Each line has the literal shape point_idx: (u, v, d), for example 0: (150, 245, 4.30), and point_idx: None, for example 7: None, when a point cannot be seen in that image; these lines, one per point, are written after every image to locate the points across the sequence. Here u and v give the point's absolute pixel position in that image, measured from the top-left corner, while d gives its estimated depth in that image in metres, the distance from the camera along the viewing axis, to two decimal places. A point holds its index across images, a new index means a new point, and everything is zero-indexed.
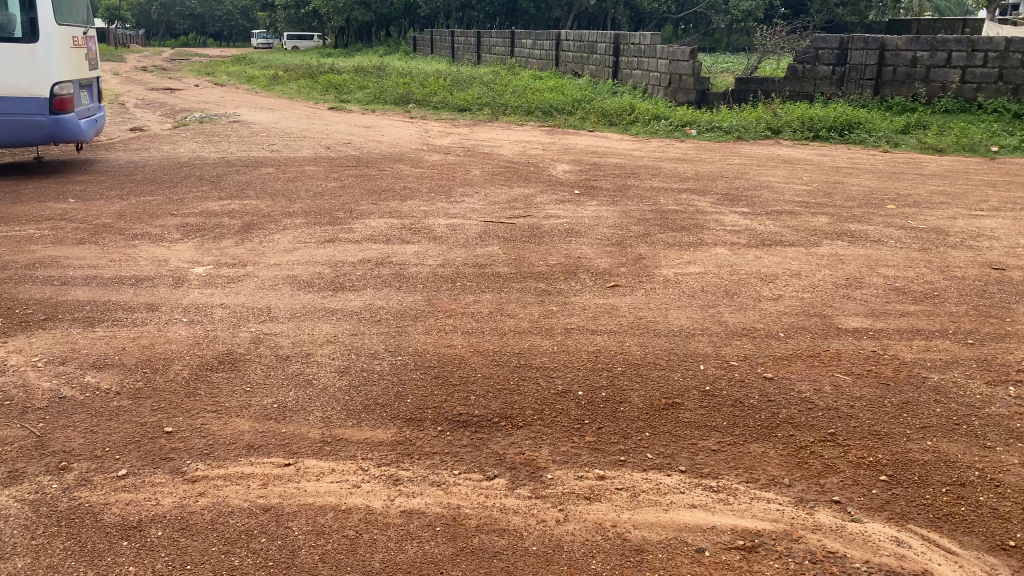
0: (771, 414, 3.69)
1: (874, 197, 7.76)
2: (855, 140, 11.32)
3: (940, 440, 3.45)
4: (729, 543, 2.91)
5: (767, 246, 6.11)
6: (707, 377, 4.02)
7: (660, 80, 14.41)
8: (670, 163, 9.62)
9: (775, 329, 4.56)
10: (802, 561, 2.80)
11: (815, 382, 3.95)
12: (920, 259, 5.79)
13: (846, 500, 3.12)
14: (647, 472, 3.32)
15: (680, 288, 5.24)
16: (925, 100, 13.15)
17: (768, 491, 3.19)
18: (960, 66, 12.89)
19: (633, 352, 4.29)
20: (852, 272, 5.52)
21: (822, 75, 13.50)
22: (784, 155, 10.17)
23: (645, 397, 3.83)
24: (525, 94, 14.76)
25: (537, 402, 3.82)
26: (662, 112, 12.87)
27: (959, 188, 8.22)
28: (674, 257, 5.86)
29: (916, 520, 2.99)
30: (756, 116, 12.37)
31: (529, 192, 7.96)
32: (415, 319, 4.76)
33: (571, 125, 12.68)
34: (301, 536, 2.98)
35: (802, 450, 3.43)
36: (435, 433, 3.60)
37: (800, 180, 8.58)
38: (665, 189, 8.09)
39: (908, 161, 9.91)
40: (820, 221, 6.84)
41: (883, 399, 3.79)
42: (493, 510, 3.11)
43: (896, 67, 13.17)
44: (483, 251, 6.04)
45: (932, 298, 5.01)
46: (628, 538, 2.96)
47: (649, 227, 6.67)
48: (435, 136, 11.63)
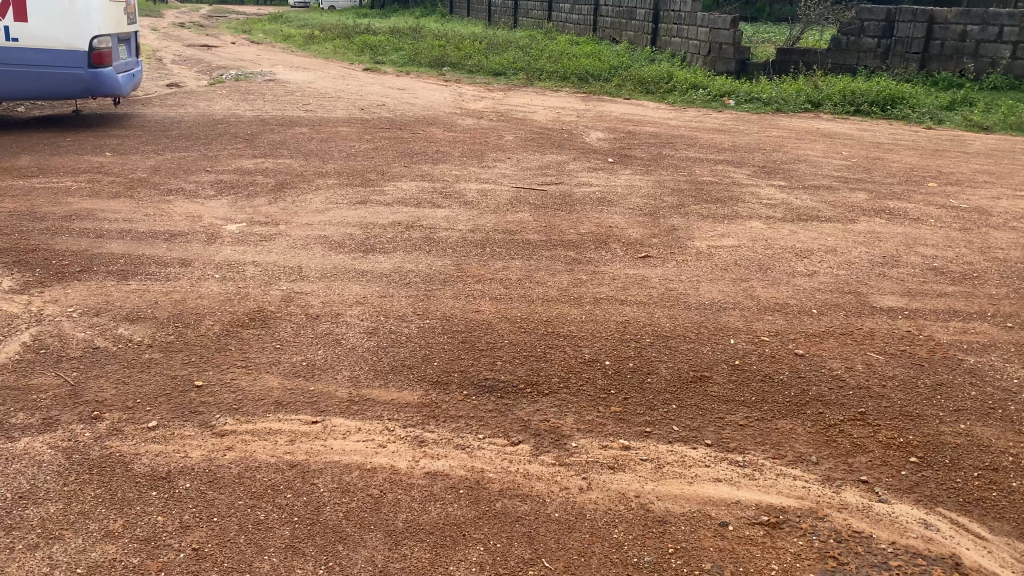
0: (800, 390, 3.64)
1: (915, 174, 7.60)
2: (897, 115, 11.05)
3: (973, 424, 3.38)
4: (753, 519, 2.88)
5: (803, 221, 6.01)
6: (737, 351, 3.97)
7: (700, 48, 14.15)
8: (707, 133, 9.47)
9: (809, 305, 4.49)
10: (827, 540, 2.77)
11: (847, 360, 3.89)
12: (962, 239, 5.66)
13: (874, 480, 3.08)
14: (673, 445, 3.30)
15: (713, 260, 5.18)
16: (973, 76, 12.80)
17: (794, 468, 3.15)
18: (1012, 42, 12.55)
19: (662, 323, 4.25)
20: (890, 250, 5.41)
21: (867, 47, 13.15)
22: (823, 129, 9.97)
23: (674, 369, 3.81)
24: (562, 59, 14.58)
25: (563, 369, 3.81)
26: (701, 80, 12.64)
27: (1003, 167, 8.01)
28: (708, 228, 5.79)
29: (945, 503, 2.95)
30: (797, 87, 12.12)
31: (563, 159, 7.90)
32: (445, 283, 4.76)
33: (607, 92, 12.53)
34: (327, 493, 3.01)
35: (830, 428, 3.38)
36: (461, 397, 3.60)
37: (839, 154, 8.42)
38: (700, 160, 7.99)
39: (953, 138, 9.67)
40: (858, 197, 6.70)
41: (916, 379, 3.73)
42: (517, 476, 3.12)
43: (944, 41, 12.84)
44: (514, 217, 6.01)
45: (971, 279, 4.90)
46: (651, 508, 2.95)
47: (683, 197, 6.59)
48: (469, 99, 11.55)
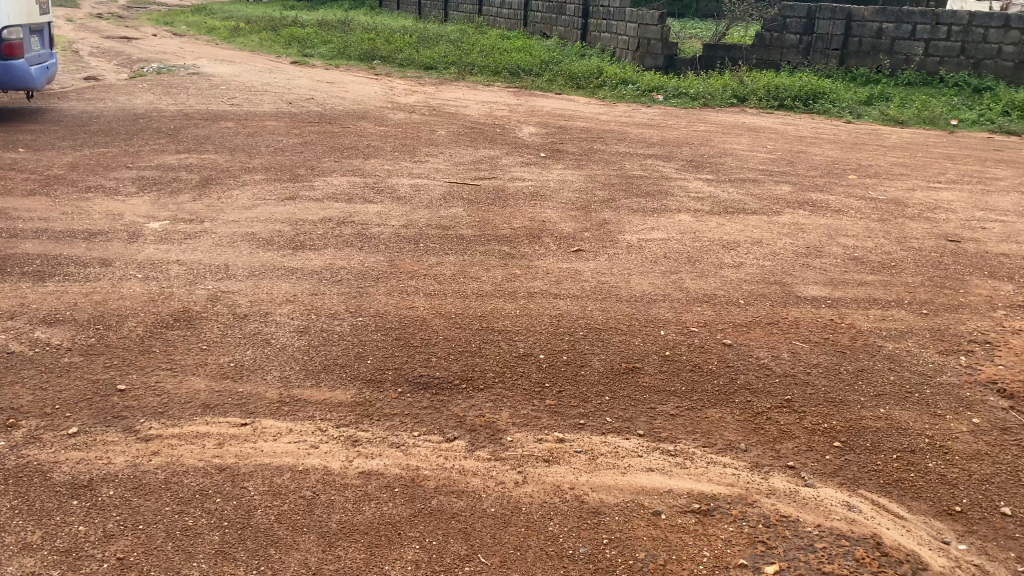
0: (729, 379, 3.73)
1: (836, 167, 7.84)
2: (819, 110, 11.38)
3: (893, 408, 3.51)
4: (685, 507, 2.93)
5: (729, 214, 6.14)
6: (667, 342, 4.04)
7: (628, 44, 14.34)
8: (637, 128, 9.59)
9: (736, 296, 4.59)
10: (756, 525, 2.83)
11: (773, 349, 3.99)
12: (879, 229, 5.86)
13: (800, 465, 3.17)
14: (607, 436, 3.33)
15: (644, 253, 5.25)
16: (889, 72, 13.24)
17: (724, 455, 3.22)
18: (924, 39, 12.98)
19: (595, 316, 4.29)
20: (812, 241, 5.57)
21: (789, 44, 13.56)
22: (748, 123, 10.20)
23: (607, 361, 3.85)
24: (493, 54, 14.56)
25: (498, 364, 3.81)
26: (630, 76, 12.80)
27: (918, 160, 8.33)
28: (638, 222, 5.86)
29: (866, 485, 3.05)
30: (723, 82, 12.36)
31: (495, 153, 7.89)
32: (376, 280, 4.70)
33: (538, 87, 12.57)
34: (257, 496, 2.95)
35: (758, 415, 3.47)
36: (394, 395, 3.57)
37: (763, 148, 8.62)
38: (630, 154, 8.09)
39: (870, 132, 10.00)
40: (781, 189, 6.88)
41: (839, 366, 3.85)
42: (453, 472, 3.11)
43: (861, 38, 13.24)
44: (447, 212, 5.98)
45: (888, 268, 5.07)
46: (586, 500, 2.97)
47: (614, 191, 6.67)
48: (400, 93, 11.45)
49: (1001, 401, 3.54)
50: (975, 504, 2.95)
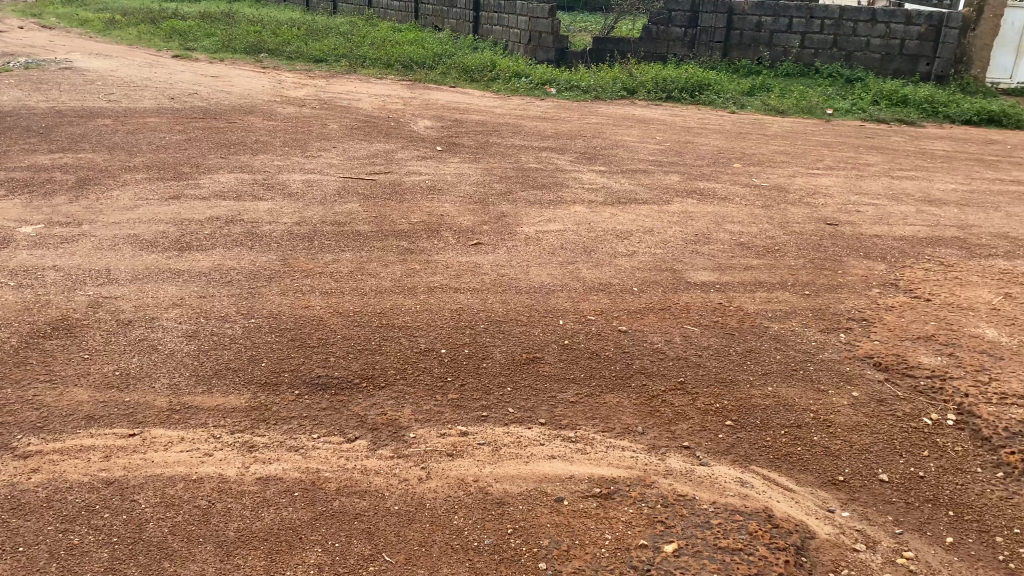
0: (626, 364, 3.81)
1: (722, 156, 8.12)
2: (704, 101, 11.75)
3: (779, 385, 3.67)
4: (587, 492, 2.98)
5: (622, 204, 6.27)
6: (566, 331, 4.09)
7: (520, 37, 14.43)
8: (531, 121, 9.66)
9: (630, 284, 4.69)
10: (655, 505, 2.90)
11: (666, 333, 4.10)
12: (763, 215, 6.11)
13: (695, 445, 3.27)
14: (509, 427, 3.36)
15: (541, 245, 5.30)
16: (768, 64, 13.81)
17: (623, 439, 3.30)
18: (799, 33, 13.60)
19: (494, 309, 4.31)
20: (701, 228, 5.75)
21: (675, 36, 13.94)
22: (638, 115, 10.44)
23: (507, 353, 3.87)
24: (384, 47, 14.38)
25: (398, 361, 3.78)
26: (522, 68, 12.88)
27: (797, 147, 8.72)
28: (535, 214, 5.91)
29: (757, 461, 3.18)
30: (613, 75, 12.60)
31: (390, 147, 7.81)
32: (269, 280, 4.58)
33: (432, 80, 12.49)
34: (149, 509, 2.83)
35: (654, 399, 3.56)
36: (292, 397, 3.48)
37: (653, 139, 8.84)
38: (525, 147, 8.15)
39: (753, 122, 10.39)
40: (671, 179, 7.08)
41: (729, 348, 3.99)
42: (354, 472, 3.06)
43: (742, 31, 13.78)
44: (342, 208, 5.88)
45: (772, 252, 5.30)
46: (489, 491, 2.99)
47: (510, 184, 6.70)
48: (289, 87, 11.15)
49: (878, 373, 3.75)
50: (856, 472, 3.11)
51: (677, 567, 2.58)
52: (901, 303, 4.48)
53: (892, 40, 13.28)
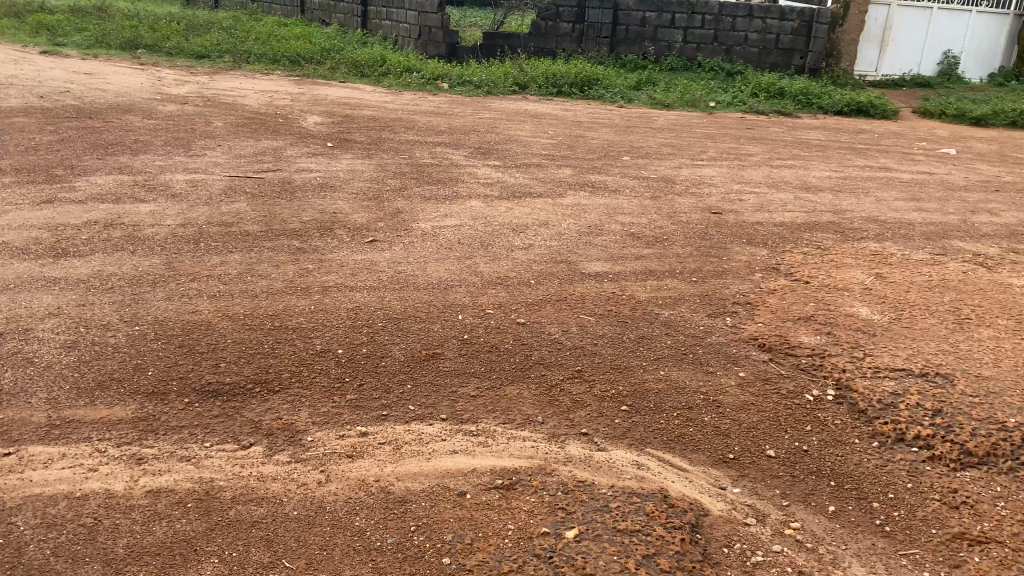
0: (524, 356, 3.85)
1: (612, 149, 8.29)
2: (594, 95, 11.97)
3: (672, 369, 3.79)
4: (488, 484, 3.00)
5: (516, 198, 6.33)
6: (464, 326, 4.10)
7: (410, 31, 14.34)
8: (423, 116, 9.61)
9: (526, 277, 4.74)
10: (555, 493, 2.95)
11: (563, 324, 4.17)
12: (653, 206, 6.28)
13: (593, 432, 3.34)
14: (409, 424, 3.34)
15: (436, 240, 5.29)
16: (653, 58, 14.18)
17: (523, 430, 3.33)
18: (682, 28, 14.03)
19: (391, 306, 4.27)
20: (594, 220, 5.86)
21: (563, 32, 14.15)
22: (530, 110, 10.54)
23: (405, 350, 3.85)
24: (270, 42, 14.00)
25: (293, 363, 3.70)
26: (413, 63, 12.80)
27: (683, 140, 9.00)
28: (429, 210, 5.89)
29: (653, 444, 3.28)
30: (504, 70, 12.68)
31: (278, 144, 7.62)
32: (154, 285, 4.40)
33: (321, 75, 12.25)
34: (29, 531, 2.68)
35: (553, 389, 3.61)
36: (182, 406, 3.36)
37: (545, 133, 8.95)
38: (419, 142, 8.10)
39: (641, 115, 10.66)
40: (564, 172, 7.18)
41: (623, 335, 4.09)
42: (250, 479, 2.98)
43: (628, 26, 14.09)
44: (229, 208, 5.70)
45: (662, 242, 5.45)
46: (391, 490, 2.97)
47: (404, 180, 6.65)
48: (169, 84, 10.72)
49: (762, 354, 3.92)
50: (745, 450, 3.24)
51: (578, 553, 2.62)
52: (782, 286, 4.70)
53: (768, 35, 13.87)
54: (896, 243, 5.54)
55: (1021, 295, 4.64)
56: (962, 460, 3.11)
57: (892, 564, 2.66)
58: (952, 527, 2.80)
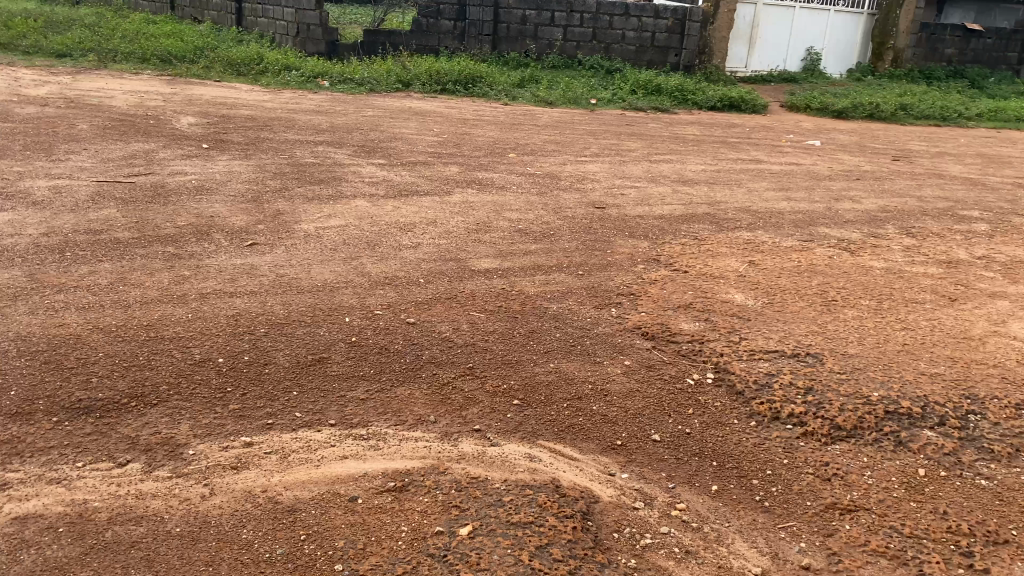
0: (413, 356, 3.82)
1: (497, 146, 8.34)
2: (478, 93, 11.99)
3: (561, 361, 3.84)
4: (381, 487, 2.96)
5: (403, 196, 6.27)
6: (352, 328, 4.04)
7: (287, 29, 14.01)
8: (305, 115, 9.40)
9: (415, 275, 4.71)
10: (449, 491, 2.93)
11: (453, 322, 4.16)
12: (539, 202, 6.35)
13: (485, 427, 3.34)
14: (297, 432, 3.26)
15: (321, 242, 5.18)
16: (535, 56, 14.35)
17: (415, 430, 3.30)
18: (562, 26, 14.23)
19: (276, 311, 4.15)
20: (481, 217, 5.88)
21: (445, 29, 14.14)
22: (415, 108, 10.46)
23: (291, 355, 3.75)
24: (138, 40, 13.36)
25: (172, 375, 3.55)
26: (292, 61, 12.49)
27: (567, 136, 9.14)
28: (313, 211, 5.76)
29: (544, 435, 3.31)
30: (387, 68, 12.55)
31: (150, 147, 7.28)
32: (15, 299, 4.12)
33: (194, 74, 11.79)
34: None
35: (444, 387, 3.60)
36: (50, 425, 3.17)
37: (430, 131, 8.90)
38: (300, 142, 7.91)
39: (525, 113, 10.77)
40: (450, 170, 7.17)
41: (513, 330, 4.12)
42: (128, 499, 2.84)
43: (509, 24, 14.20)
44: (97, 215, 5.41)
45: (548, 237, 5.52)
46: (279, 500, 2.89)
47: (285, 181, 6.48)
48: (26, 85, 10.07)
49: (647, 342, 4.03)
50: (633, 436, 3.33)
51: (472, 550, 2.63)
52: (663, 276, 4.84)
53: (644, 33, 14.29)
54: (767, 231, 5.81)
55: (881, 276, 4.95)
56: (831, 434, 3.29)
57: (771, 537, 2.79)
58: (824, 498, 2.96)
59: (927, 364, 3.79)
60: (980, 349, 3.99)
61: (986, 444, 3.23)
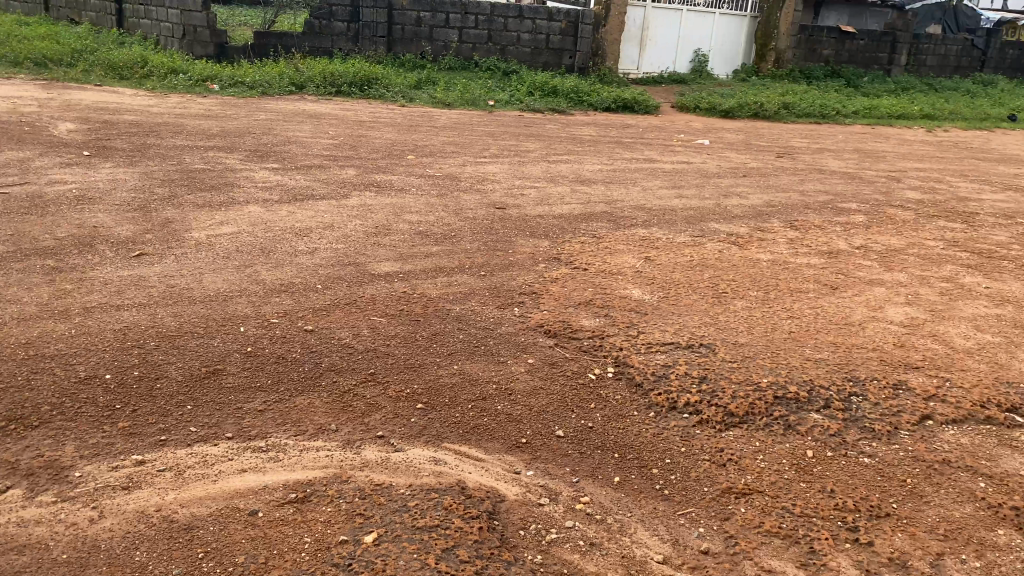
0: (313, 364, 3.75)
1: (395, 148, 8.27)
2: (374, 95, 11.85)
3: (464, 363, 3.84)
4: (282, 499, 2.89)
5: (299, 201, 6.14)
6: (248, 338, 3.93)
7: (172, 31, 13.56)
8: (193, 120, 9.09)
9: (313, 281, 4.63)
10: (353, 499, 2.89)
11: (353, 328, 4.10)
12: (439, 204, 6.33)
13: (388, 433, 3.31)
14: (192, 447, 3.15)
15: (213, 250, 5.02)
16: (431, 58, 14.31)
17: (316, 440, 3.24)
18: (457, 28, 14.25)
19: (167, 324, 4.00)
20: (380, 220, 5.82)
21: (338, 31, 13.94)
22: (309, 111, 10.26)
23: (184, 369, 3.62)
24: (9, 42, 12.64)
25: (55, 395, 3.37)
26: (179, 64, 12.06)
27: (465, 137, 9.15)
28: (205, 218, 5.58)
29: (449, 438, 3.30)
30: (279, 71, 12.28)
31: (25, 155, 6.89)
32: None
33: (72, 78, 11.23)
34: None
35: (345, 394, 3.55)
36: None
37: (326, 134, 8.75)
38: (189, 147, 7.65)
39: (423, 115, 10.72)
40: (347, 173, 7.07)
41: (415, 333, 4.09)
42: (9, 528, 2.69)
43: (404, 25, 14.12)
44: None
45: (449, 239, 5.51)
46: (175, 518, 2.78)
47: (174, 188, 6.25)
48: None
49: (549, 340, 4.07)
50: (536, 433, 3.36)
51: (378, 556, 2.60)
52: (563, 274, 4.91)
53: (539, 35, 14.46)
54: (662, 228, 5.97)
55: (768, 268, 5.16)
56: (726, 421, 3.41)
57: (672, 524, 2.86)
58: (721, 484, 3.06)
59: (812, 350, 3.97)
60: (861, 334, 4.21)
61: (867, 422, 3.41)
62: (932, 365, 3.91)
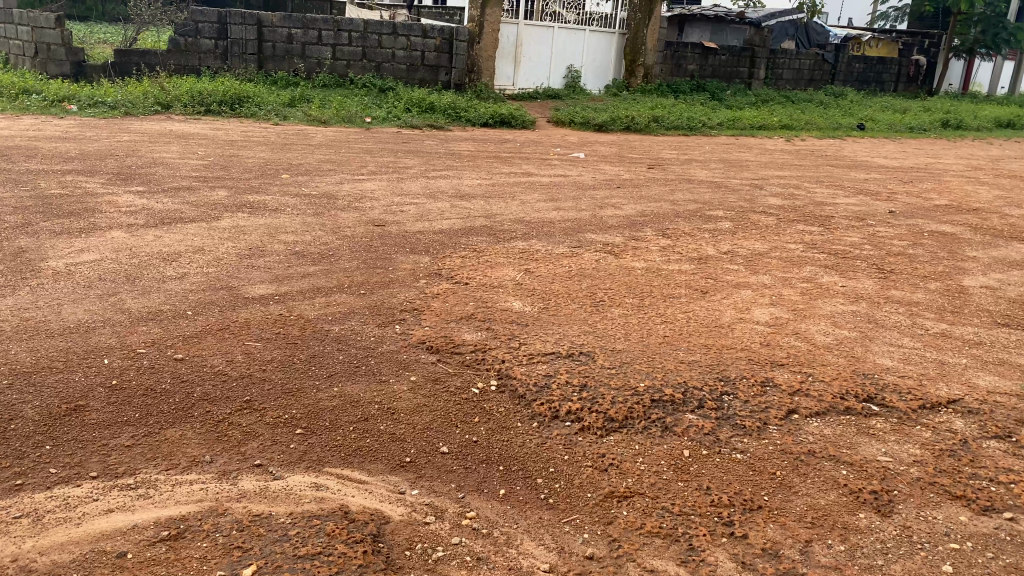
0: (184, 395, 3.59)
1: (269, 167, 8.07)
2: (246, 113, 11.52)
3: (345, 384, 3.76)
4: (154, 537, 2.74)
5: (166, 224, 5.89)
6: (112, 371, 3.72)
7: (22, 49, 12.92)
8: (48, 142, 8.59)
9: (182, 308, 4.44)
10: (230, 532, 2.78)
11: (226, 354, 3.96)
12: (315, 223, 6.21)
13: (267, 461, 3.21)
14: (53, 490, 2.96)
15: (73, 279, 4.75)
16: (305, 75, 14.09)
17: (189, 473, 3.10)
18: (330, 45, 14.09)
19: (22, 360, 3.75)
20: (254, 241, 5.66)
21: (206, 49, 13.54)
22: (176, 130, 9.90)
23: (41, 407, 3.40)
24: None
25: None
26: (32, 85, 11.42)
27: (342, 155, 9.04)
28: (62, 246, 5.27)
29: (331, 462, 3.23)
30: (143, 91, 11.79)
31: None
32: None
33: None
34: None
35: (220, 424, 3.42)
36: None
37: (195, 154, 8.45)
38: (44, 171, 7.22)
39: (298, 133, 10.52)
40: (217, 195, 6.83)
41: (293, 357, 3.99)
42: None
43: (274, 43, 13.86)
44: None
45: (327, 258, 5.41)
46: (34, 567, 2.59)
47: (28, 215, 5.87)
48: None
49: (431, 356, 4.05)
50: (421, 451, 3.33)
51: None
52: (444, 290, 4.90)
53: (414, 52, 14.46)
54: (540, 240, 6.05)
55: (643, 275, 5.32)
56: (606, 426, 3.48)
57: (557, 533, 2.90)
58: (603, 488, 3.12)
59: (685, 353, 4.12)
60: (730, 335, 4.39)
61: (738, 420, 3.56)
62: (795, 361, 4.12)
